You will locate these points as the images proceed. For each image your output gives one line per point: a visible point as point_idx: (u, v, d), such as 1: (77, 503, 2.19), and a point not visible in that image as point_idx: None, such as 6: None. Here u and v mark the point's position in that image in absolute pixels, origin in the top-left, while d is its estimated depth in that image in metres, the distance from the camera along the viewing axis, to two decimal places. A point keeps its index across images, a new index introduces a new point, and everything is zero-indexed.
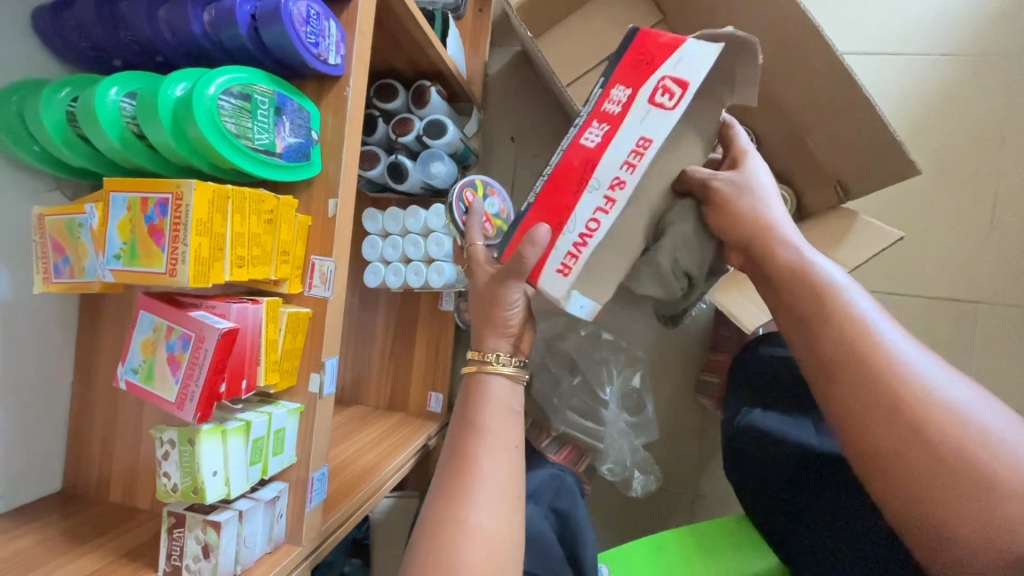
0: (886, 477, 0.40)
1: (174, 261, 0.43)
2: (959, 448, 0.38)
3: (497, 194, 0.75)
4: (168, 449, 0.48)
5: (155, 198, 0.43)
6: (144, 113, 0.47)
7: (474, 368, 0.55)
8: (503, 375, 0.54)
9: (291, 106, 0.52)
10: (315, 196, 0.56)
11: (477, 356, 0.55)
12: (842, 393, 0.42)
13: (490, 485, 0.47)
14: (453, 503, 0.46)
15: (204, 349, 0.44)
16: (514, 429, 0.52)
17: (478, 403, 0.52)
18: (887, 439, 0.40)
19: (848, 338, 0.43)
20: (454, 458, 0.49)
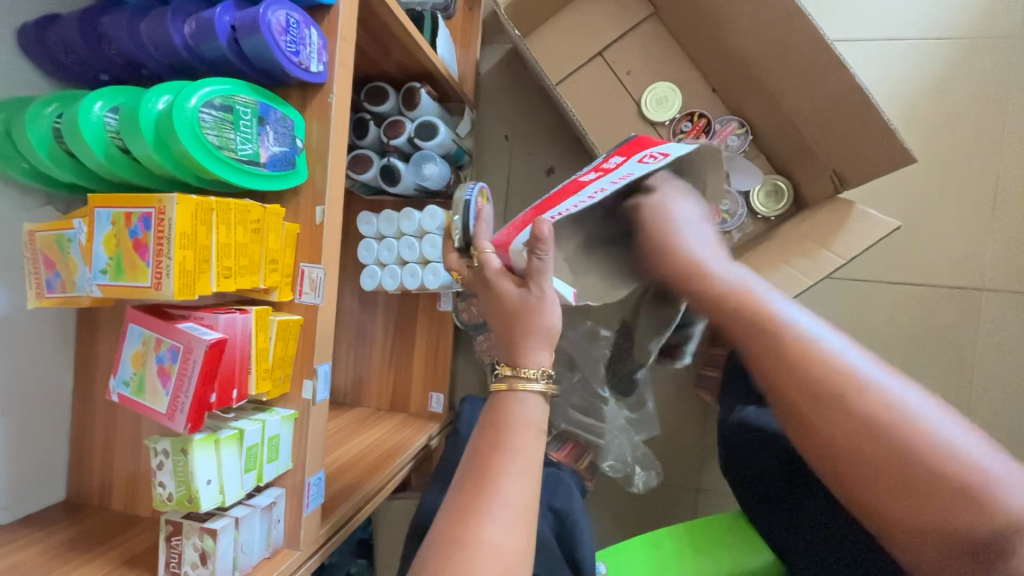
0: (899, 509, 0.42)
1: (159, 275, 0.43)
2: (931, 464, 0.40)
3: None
4: (163, 459, 0.49)
5: (138, 212, 0.43)
6: (127, 128, 0.47)
7: (505, 387, 0.53)
8: (532, 394, 0.53)
9: (274, 115, 0.52)
10: (302, 203, 0.57)
11: (508, 372, 0.53)
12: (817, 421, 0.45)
13: (505, 504, 0.47)
14: (465, 522, 0.46)
15: (192, 361, 0.45)
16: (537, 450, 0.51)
17: (502, 421, 0.52)
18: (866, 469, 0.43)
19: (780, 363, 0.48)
20: (473, 477, 0.49)
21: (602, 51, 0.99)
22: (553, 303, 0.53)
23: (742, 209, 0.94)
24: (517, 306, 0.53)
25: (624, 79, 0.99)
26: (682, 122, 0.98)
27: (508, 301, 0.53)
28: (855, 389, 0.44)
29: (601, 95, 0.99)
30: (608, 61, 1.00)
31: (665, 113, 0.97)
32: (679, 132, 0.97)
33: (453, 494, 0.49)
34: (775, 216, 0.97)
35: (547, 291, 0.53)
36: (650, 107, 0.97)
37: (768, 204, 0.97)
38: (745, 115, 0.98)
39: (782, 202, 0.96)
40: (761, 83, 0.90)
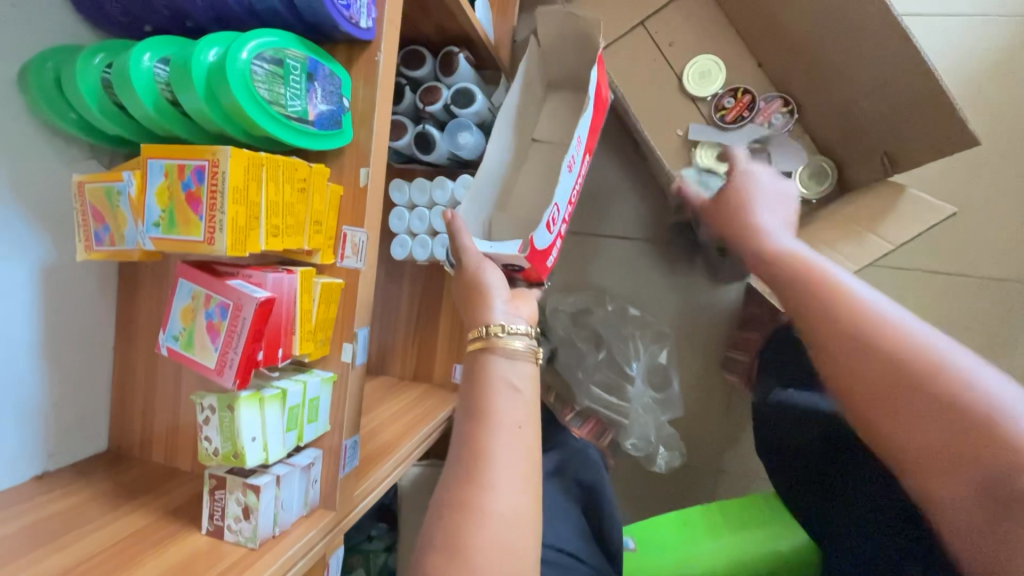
0: (900, 440, 0.46)
1: (212, 229, 0.42)
2: (941, 386, 0.44)
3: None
4: (209, 415, 0.49)
5: (191, 164, 0.42)
6: (177, 79, 0.46)
7: (482, 345, 0.61)
8: (509, 351, 0.61)
9: (322, 71, 0.51)
10: (347, 164, 0.56)
11: (480, 334, 0.62)
12: (837, 357, 0.51)
13: (502, 468, 0.53)
14: (467, 490, 0.51)
15: (243, 318, 0.44)
16: (516, 407, 0.57)
17: (484, 386, 0.58)
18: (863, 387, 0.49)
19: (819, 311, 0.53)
20: (467, 446, 0.54)
21: (646, 20, 0.95)
22: (482, 266, 0.68)
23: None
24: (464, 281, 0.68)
25: (665, 51, 0.95)
26: (724, 98, 0.93)
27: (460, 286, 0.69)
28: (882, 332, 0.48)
29: (642, 65, 0.95)
30: (650, 32, 0.95)
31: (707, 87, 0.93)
32: (721, 107, 0.92)
33: (451, 463, 0.55)
34: (816, 197, 0.96)
35: (472, 261, 0.68)
36: (694, 81, 0.93)
37: (811, 186, 0.96)
38: (791, 92, 0.94)
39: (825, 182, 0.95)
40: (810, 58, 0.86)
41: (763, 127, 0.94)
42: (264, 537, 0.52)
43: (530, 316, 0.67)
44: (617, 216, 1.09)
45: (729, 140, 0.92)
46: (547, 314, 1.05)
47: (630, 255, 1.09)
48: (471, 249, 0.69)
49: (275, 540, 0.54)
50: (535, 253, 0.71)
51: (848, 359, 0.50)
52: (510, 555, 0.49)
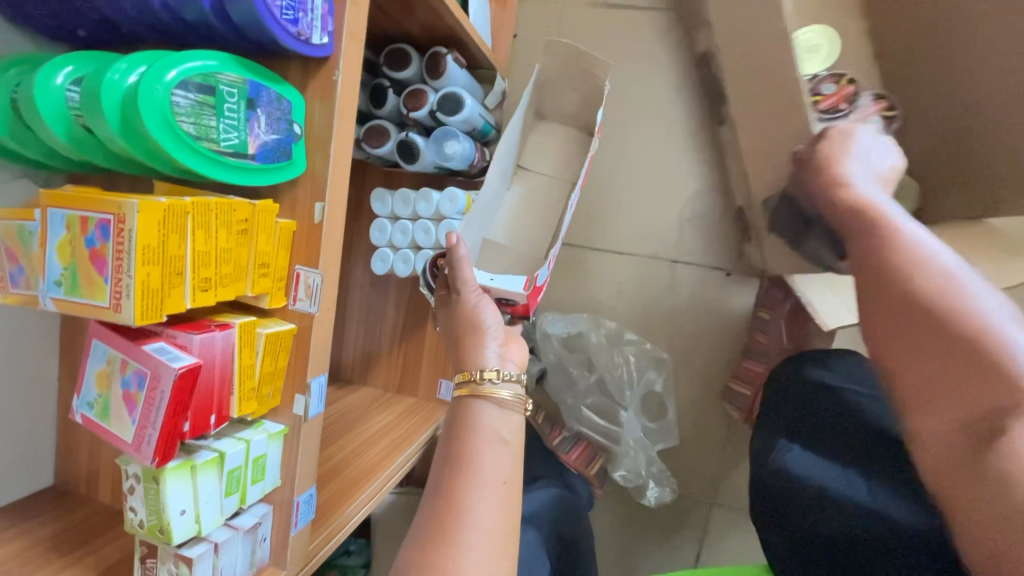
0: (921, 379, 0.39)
1: (118, 295, 0.36)
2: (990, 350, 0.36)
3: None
4: (134, 484, 0.44)
5: (96, 217, 0.36)
6: (87, 106, 0.39)
7: (467, 392, 0.51)
8: (497, 400, 0.50)
9: (266, 96, 0.44)
10: (300, 198, 0.49)
11: (470, 378, 0.51)
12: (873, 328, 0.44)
13: (479, 528, 0.42)
14: (438, 549, 0.41)
15: (160, 390, 0.38)
16: (503, 459, 0.47)
17: (467, 428, 0.48)
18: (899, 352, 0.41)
19: (863, 245, 0.47)
20: (441, 495, 0.44)
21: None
22: (477, 303, 0.57)
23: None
24: (450, 313, 0.58)
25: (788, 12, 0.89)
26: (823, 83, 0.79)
27: (449, 322, 0.58)
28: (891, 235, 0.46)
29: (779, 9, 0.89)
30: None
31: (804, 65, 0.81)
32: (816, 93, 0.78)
33: (421, 513, 0.45)
34: None
35: (466, 293, 0.58)
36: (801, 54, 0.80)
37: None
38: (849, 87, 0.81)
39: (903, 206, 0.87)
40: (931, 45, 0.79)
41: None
42: None
43: (522, 363, 0.56)
44: (617, 231, 1.02)
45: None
46: (538, 335, 0.98)
47: (631, 273, 1.02)
48: (468, 280, 0.58)
49: None
50: (532, 290, 0.65)
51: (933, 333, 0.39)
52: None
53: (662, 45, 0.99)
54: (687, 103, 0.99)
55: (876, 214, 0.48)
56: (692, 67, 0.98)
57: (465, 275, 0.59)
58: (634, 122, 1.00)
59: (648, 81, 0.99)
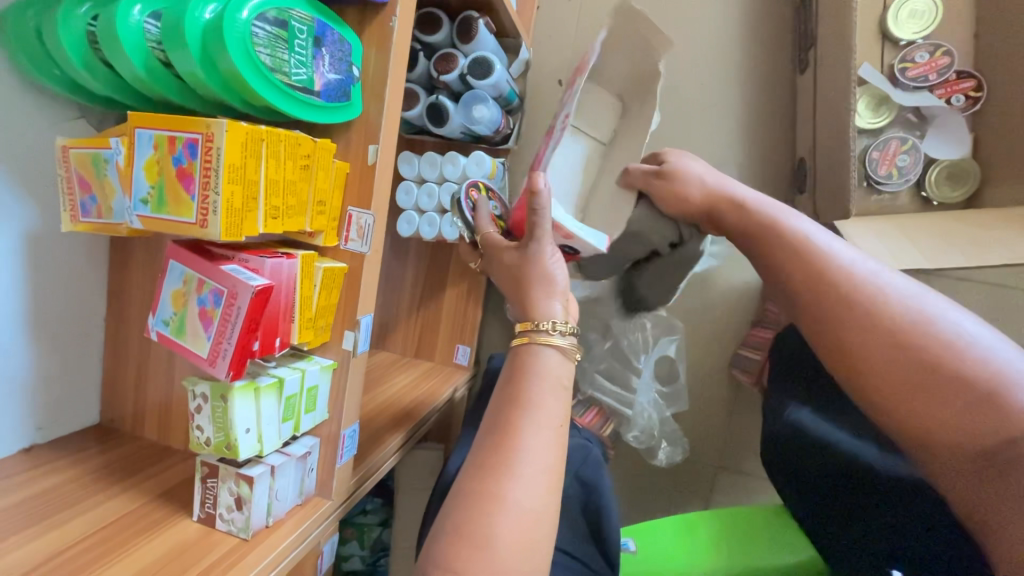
0: (916, 411, 0.43)
1: (205, 211, 0.38)
2: (947, 361, 0.43)
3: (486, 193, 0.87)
4: (201, 403, 0.46)
5: (183, 137, 0.38)
6: (168, 36, 0.41)
7: (525, 340, 0.52)
8: (557, 347, 0.52)
9: (331, 36, 0.46)
10: (354, 140, 0.52)
11: (531, 326, 0.53)
12: (876, 373, 0.45)
13: (534, 462, 0.45)
14: (492, 474, 0.44)
15: (238, 306, 0.41)
16: (561, 404, 0.49)
17: (525, 371, 0.50)
18: (888, 384, 0.45)
19: (831, 295, 0.49)
20: (501, 432, 0.46)
21: None
22: (554, 255, 0.56)
23: (912, 175, 0.88)
24: (517, 263, 0.57)
25: None
26: (918, 51, 0.87)
27: (514, 269, 0.57)
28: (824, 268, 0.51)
29: None
30: None
31: (906, 30, 0.88)
32: (908, 60, 0.88)
33: (478, 440, 0.47)
34: (945, 204, 0.90)
35: (545, 245, 0.56)
36: (899, 17, 0.88)
37: (945, 189, 0.89)
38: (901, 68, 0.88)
39: (964, 187, 0.89)
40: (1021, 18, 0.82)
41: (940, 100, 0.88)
42: (257, 527, 0.51)
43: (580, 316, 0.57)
44: None
45: (896, 97, 0.88)
46: None
47: None
48: (547, 227, 0.56)
49: (268, 530, 0.52)
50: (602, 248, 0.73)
51: (892, 356, 0.45)
52: (529, 555, 0.42)
53: (684, 18, 1.01)
54: (706, 77, 1.00)
55: (812, 249, 0.53)
56: (711, 41, 1.00)
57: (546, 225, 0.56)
58: None
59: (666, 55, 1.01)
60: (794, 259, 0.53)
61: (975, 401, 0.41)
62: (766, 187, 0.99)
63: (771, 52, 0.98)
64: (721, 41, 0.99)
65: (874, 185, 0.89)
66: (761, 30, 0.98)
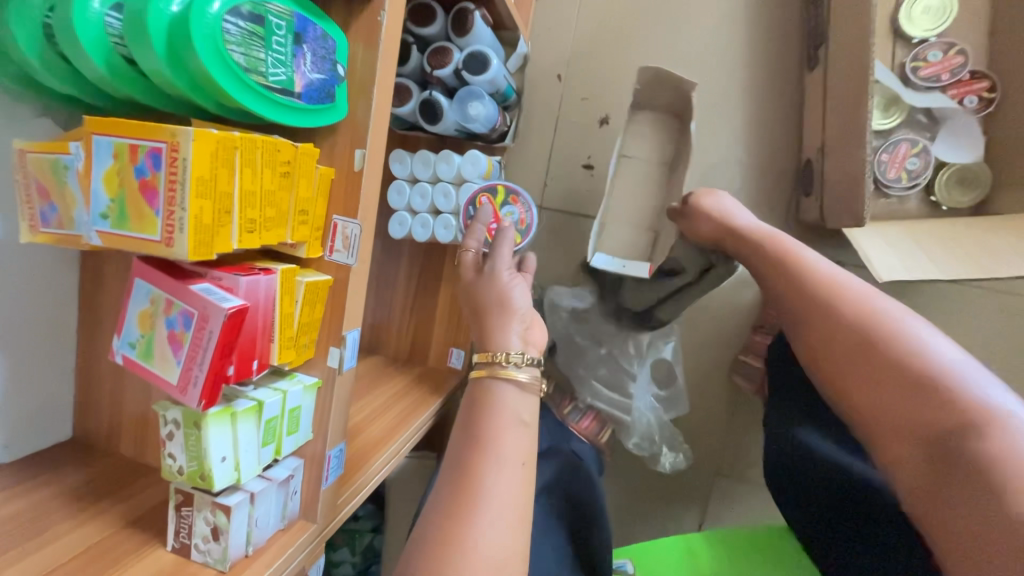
0: (865, 393, 0.56)
1: (170, 229, 0.34)
2: (921, 376, 0.51)
3: (519, 202, 0.84)
4: (173, 430, 0.43)
5: (146, 146, 0.34)
6: (130, 31, 0.37)
7: (484, 373, 0.51)
8: (518, 383, 0.50)
9: (312, 32, 0.42)
10: (339, 144, 0.48)
11: (489, 358, 0.51)
12: (856, 369, 0.57)
13: (497, 505, 0.42)
14: (455, 518, 0.41)
15: (209, 331, 0.37)
16: (523, 440, 0.47)
17: (483, 408, 0.48)
18: (841, 368, 0.59)
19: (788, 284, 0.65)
20: (461, 474, 0.44)
21: None
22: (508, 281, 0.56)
23: (922, 179, 0.85)
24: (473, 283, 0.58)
25: None
26: (931, 49, 0.84)
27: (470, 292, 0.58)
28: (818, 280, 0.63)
29: None
30: None
31: (918, 27, 0.85)
32: (921, 59, 0.84)
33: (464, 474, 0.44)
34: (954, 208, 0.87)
35: (497, 269, 0.57)
36: (913, 13, 0.85)
37: (955, 194, 0.86)
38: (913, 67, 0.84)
39: (973, 192, 0.86)
40: None
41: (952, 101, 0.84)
42: (235, 557, 0.48)
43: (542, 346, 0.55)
44: None
45: (907, 98, 0.84)
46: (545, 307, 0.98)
47: None
48: (505, 257, 0.58)
49: (248, 560, 0.49)
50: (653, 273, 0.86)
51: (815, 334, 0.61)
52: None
53: (689, 12, 0.97)
54: (711, 74, 0.97)
55: (788, 250, 0.68)
56: (717, 37, 0.96)
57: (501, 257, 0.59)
58: None
59: (670, 51, 0.98)
60: (769, 258, 0.70)
61: (942, 414, 0.49)
62: (772, 188, 0.96)
63: (780, 49, 0.94)
64: (727, 37, 0.96)
65: (881, 187, 0.86)
66: (770, 26, 0.94)
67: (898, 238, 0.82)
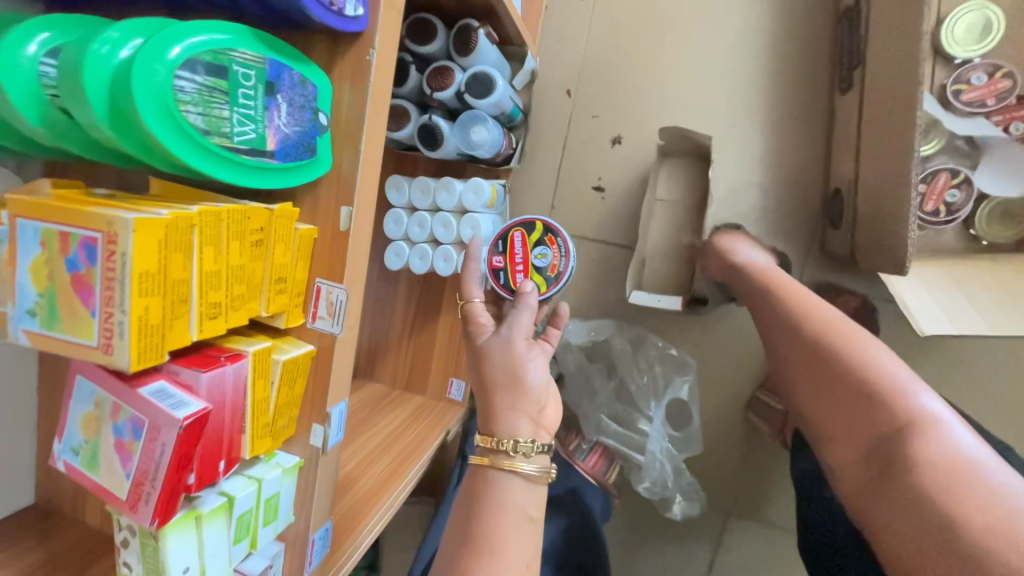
0: (824, 409, 0.58)
1: (109, 334, 0.28)
2: (884, 397, 0.52)
3: (557, 245, 0.60)
4: (128, 537, 0.37)
5: (78, 235, 0.28)
6: (66, 87, 0.31)
7: (487, 463, 0.44)
8: (523, 475, 0.43)
9: (288, 80, 0.36)
10: (322, 200, 0.42)
11: (492, 444, 0.43)
12: (818, 391, 0.58)
13: None
14: None
15: (162, 443, 0.32)
16: (526, 542, 0.41)
17: (484, 502, 0.42)
18: (803, 383, 0.60)
19: (765, 307, 0.67)
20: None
21: None
22: (525, 356, 0.46)
23: (962, 212, 0.79)
24: (480, 349, 0.47)
25: None
26: (974, 71, 0.77)
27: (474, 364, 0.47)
28: (795, 301, 0.64)
29: None
30: None
31: (960, 47, 0.78)
32: (963, 82, 0.78)
33: None
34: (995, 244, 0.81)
35: (514, 336, 0.47)
36: (954, 33, 0.78)
37: (996, 229, 0.80)
38: (954, 91, 0.78)
39: (1014, 228, 0.80)
40: None
41: (997, 128, 0.77)
42: None
43: (552, 425, 0.48)
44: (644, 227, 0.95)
45: (946, 124, 0.79)
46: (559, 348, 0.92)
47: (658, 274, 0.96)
48: (523, 325, 0.48)
49: None
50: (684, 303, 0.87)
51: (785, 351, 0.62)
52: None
53: (710, 24, 0.90)
54: (732, 91, 0.90)
55: (771, 277, 0.69)
56: (740, 52, 0.89)
57: (516, 322, 0.48)
58: (670, 109, 0.92)
59: (688, 66, 0.91)
60: (754, 280, 0.71)
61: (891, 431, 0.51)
62: (795, 215, 0.90)
63: (808, 67, 0.87)
64: (752, 53, 0.89)
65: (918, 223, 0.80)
66: (798, 42, 0.88)
67: (937, 282, 0.78)
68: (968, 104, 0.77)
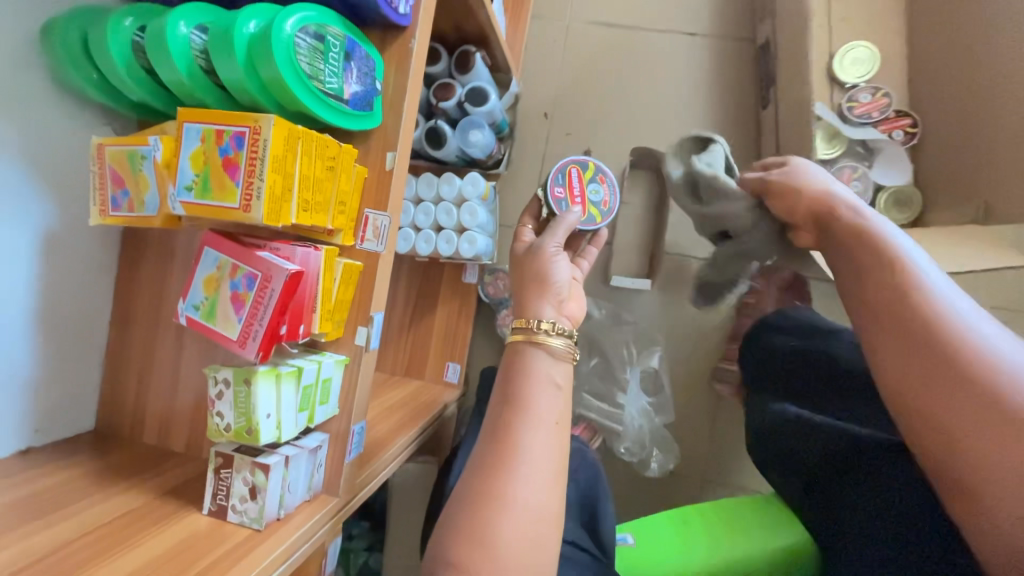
0: (933, 402, 0.41)
1: (249, 196, 0.42)
2: (967, 362, 0.39)
3: (607, 183, 0.70)
4: (222, 389, 0.48)
5: (231, 131, 0.42)
6: (216, 44, 0.45)
7: (522, 338, 0.52)
8: (551, 349, 0.51)
9: (359, 53, 0.51)
10: (373, 147, 0.56)
11: (526, 325, 0.52)
12: (895, 362, 0.44)
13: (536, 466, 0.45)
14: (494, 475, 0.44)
15: (271, 289, 0.43)
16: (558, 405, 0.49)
17: (518, 375, 0.50)
18: (916, 377, 0.42)
19: (863, 274, 0.50)
20: (495, 431, 0.47)
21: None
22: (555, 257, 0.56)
23: (864, 200, 0.97)
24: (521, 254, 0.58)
25: (839, 25, 1.01)
26: (861, 93, 0.98)
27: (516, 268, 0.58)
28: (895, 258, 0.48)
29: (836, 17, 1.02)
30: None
31: (851, 74, 0.99)
32: (854, 100, 0.98)
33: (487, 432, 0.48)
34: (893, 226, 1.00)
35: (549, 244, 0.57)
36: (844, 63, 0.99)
37: (893, 213, 0.99)
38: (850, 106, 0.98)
39: (906, 212, 0.99)
40: (949, 65, 0.95)
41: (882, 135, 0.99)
42: (269, 519, 0.51)
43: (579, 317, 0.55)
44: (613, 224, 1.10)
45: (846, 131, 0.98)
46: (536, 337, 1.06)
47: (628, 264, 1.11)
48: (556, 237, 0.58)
49: (280, 522, 0.53)
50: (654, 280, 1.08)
51: (840, 268, 0.53)
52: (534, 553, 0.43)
53: (658, 60, 1.12)
54: (679, 111, 1.10)
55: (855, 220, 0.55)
56: (683, 81, 1.11)
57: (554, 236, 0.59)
58: (630, 125, 1.11)
59: (643, 92, 1.11)
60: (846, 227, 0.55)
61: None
62: None
63: (737, 92, 1.09)
64: (693, 81, 1.10)
65: None
66: (729, 72, 1.10)
67: None
68: (857, 118, 0.98)
